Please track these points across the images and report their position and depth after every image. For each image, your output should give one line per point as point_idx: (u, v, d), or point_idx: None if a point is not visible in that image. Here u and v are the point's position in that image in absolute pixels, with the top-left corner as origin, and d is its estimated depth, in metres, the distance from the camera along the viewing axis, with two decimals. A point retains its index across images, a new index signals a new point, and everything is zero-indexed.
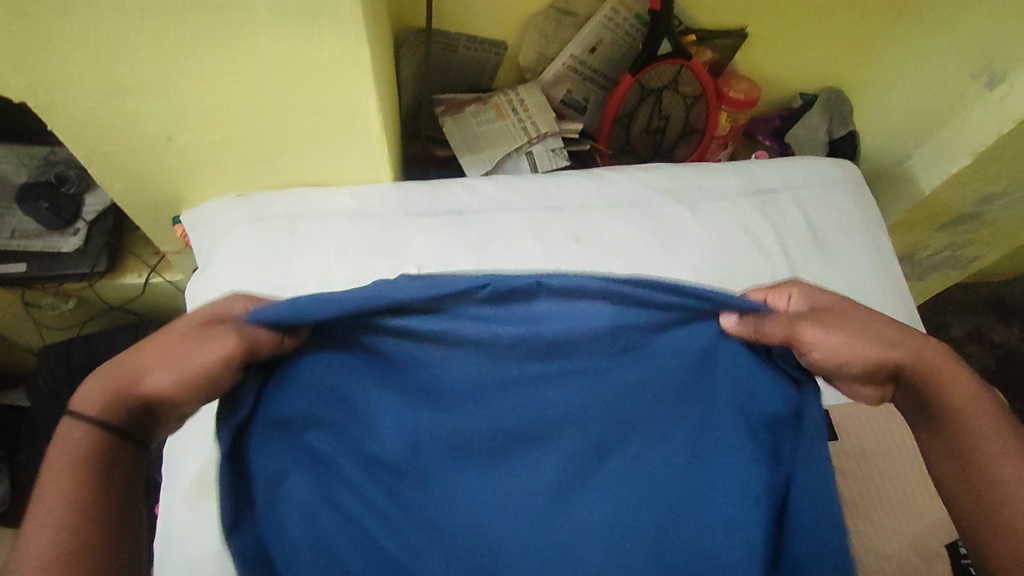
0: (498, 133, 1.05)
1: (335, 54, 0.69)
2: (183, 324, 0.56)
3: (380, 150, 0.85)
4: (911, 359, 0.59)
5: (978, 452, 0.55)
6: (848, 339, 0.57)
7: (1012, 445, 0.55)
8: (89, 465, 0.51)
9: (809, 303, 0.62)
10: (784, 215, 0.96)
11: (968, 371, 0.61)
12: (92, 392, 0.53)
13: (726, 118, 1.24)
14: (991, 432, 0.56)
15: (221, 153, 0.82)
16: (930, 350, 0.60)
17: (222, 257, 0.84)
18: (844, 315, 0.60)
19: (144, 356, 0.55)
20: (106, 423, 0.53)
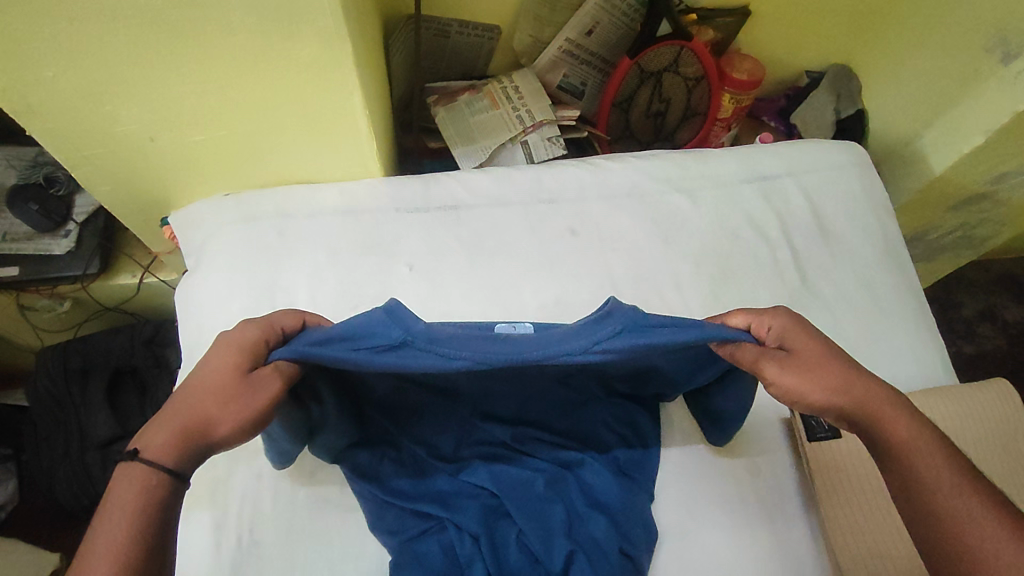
0: (492, 122, 1.01)
1: (314, 49, 0.66)
2: (214, 368, 0.56)
3: (368, 146, 0.83)
4: (857, 403, 0.58)
5: (923, 485, 0.53)
6: (809, 381, 0.59)
7: (956, 480, 0.53)
8: (157, 504, 0.50)
9: (781, 337, 0.62)
10: (787, 202, 0.93)
11: (915, 411, 0.58)
12: (150, 441, 0.53)
13: (729, 99, 1.19)
14: (935, 466, 0.54)
15: (205, 153, 0.80)
16: (877, 390, 0.58)
17: (210, 256, 0.83)
18: (818, 347, 0.61)
19: (188, 405, 0.55)
20: (180, 470, 0.52)
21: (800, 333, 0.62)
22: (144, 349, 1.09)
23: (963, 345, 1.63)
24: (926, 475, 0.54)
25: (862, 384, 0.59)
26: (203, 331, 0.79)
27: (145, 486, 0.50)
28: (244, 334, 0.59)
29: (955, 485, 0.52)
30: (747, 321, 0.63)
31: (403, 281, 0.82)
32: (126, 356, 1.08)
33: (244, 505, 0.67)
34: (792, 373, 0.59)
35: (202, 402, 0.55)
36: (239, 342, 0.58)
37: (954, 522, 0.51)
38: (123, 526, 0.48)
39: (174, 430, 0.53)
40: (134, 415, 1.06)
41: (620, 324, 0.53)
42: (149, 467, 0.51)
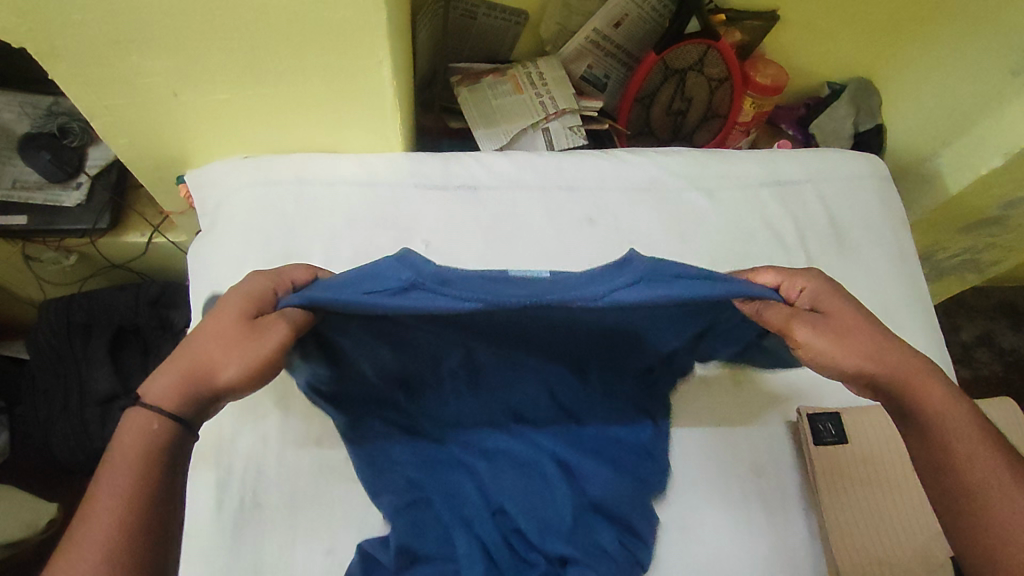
0: (514, 106, 1.00)
1: (349, 15, 0.66)
2: (221, 317, 0.58)
3: (393, 119, 0.82)
4: (891, 373, 0.61)
5: (950, 451, 0.59)
6: (838, 343, 0.61)
7: (991, 461, 0.58)
8: (156, 453, 0.52)
9: (815, 299, 0.65)
10: (804, 208, 0.93)
11: (946, 381, 0.63)
12: (156, 387, 0.55)
13: (750, 104, 1.20)
14: (969, 445, 0.59)
15: (227, 113, 0.79)
16: (911, 362, 0.62)
17: (226, 216, 0.83)
18: (848, 311, 0.64)
19: (191, 357, 0.57)
20: (183, 415, 0.54)
21: (826, 296, 0.65)
22: (148, 308, 1.08)
23: (958, 368, 1.64)
24: (952, 448, 0.59)
25: (900, 355, 0.62)
26: (215, 291, 0.78)
27: (150, 428, 0.53)
28: (252, 289, 0.60)
29: (968, 446, 0.59)
30: (777, 278, 0.67)
31: (418, 256, 0.82)
32: (130, 315, 1.07)
33: (248, 466, 0.66)
34: (824, 333, 0.60)
35: (213, 350, 0.56)
36: (247, 296, 0.59)
37: (969, 482, 0.57)
38: (126, 477, 0.50)
39: (180, 378, 0.56)
40: (136, 374, 1.06)
41: (635, 275, 0.53)
42: (154, 411, 0.53)
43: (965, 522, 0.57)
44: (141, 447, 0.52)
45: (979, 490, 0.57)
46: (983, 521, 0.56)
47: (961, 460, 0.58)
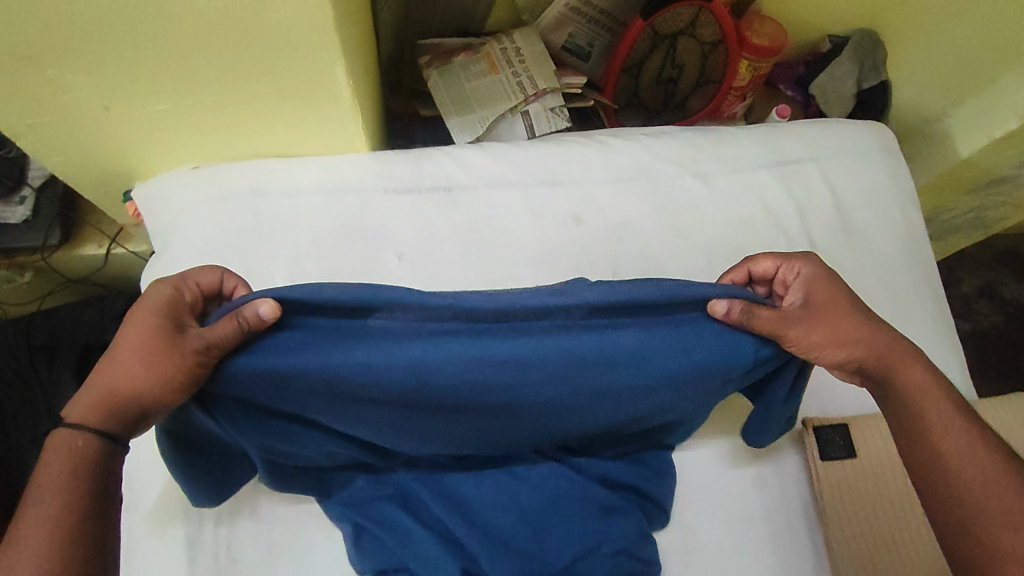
0: (489, 88, 0.91)
1: (291, 15, 0.57)
2: (134, 329, 0.54)
3: (355, 120, 0.74)
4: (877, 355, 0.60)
5: (944, 451, 0.57)
6: (830, 330, 0.59)
7: (983, 457, 0.55)
8: (84, 467, 0.51)
9: (805, 290, 0.62)
10: (807, 191, 0.86)
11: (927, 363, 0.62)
12: (78, 406, 0.54)
13: (746, 67, 1.10)
14: (958, 436, 0.57)
15: (168, 124, 0.71)
16: (896, 344, 0.61)
17: (180, 238, 0.76)
18: (837, 296, 0.61)
19: (106, 373, 0.54)
20: (103, 431, 0.53)
21: (823, 294, 0.61)
22: (114, 324, 1.05)
23: (959, 322, 1.61)
24: (945, 442, 0.57)
25: (881, 331, 0.61)
26: None
27: (75, 446, 0.52)
28: (149, 305, 0.55)
29: (966, 443, 0.56)
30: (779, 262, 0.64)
31: (391, 271, 0.76)
32: (96, 331, 1.04)
33: (220, 518, 0.63)
34: (806, 329, 0.56)
35: (130, 364, 0.53)
36: (146, 313, 0.55)
37: (969, 478, 0.55)
38: (50, 492, 0.49)
39: (97, 399, 0.53)
40: None
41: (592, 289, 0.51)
42: (75, 432, 0.52)
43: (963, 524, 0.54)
44: (68, 465, 0.51)
45: (971, 486, 0.54)
46: (975, 522, 0.53)
47: (959, 459, 0.56)
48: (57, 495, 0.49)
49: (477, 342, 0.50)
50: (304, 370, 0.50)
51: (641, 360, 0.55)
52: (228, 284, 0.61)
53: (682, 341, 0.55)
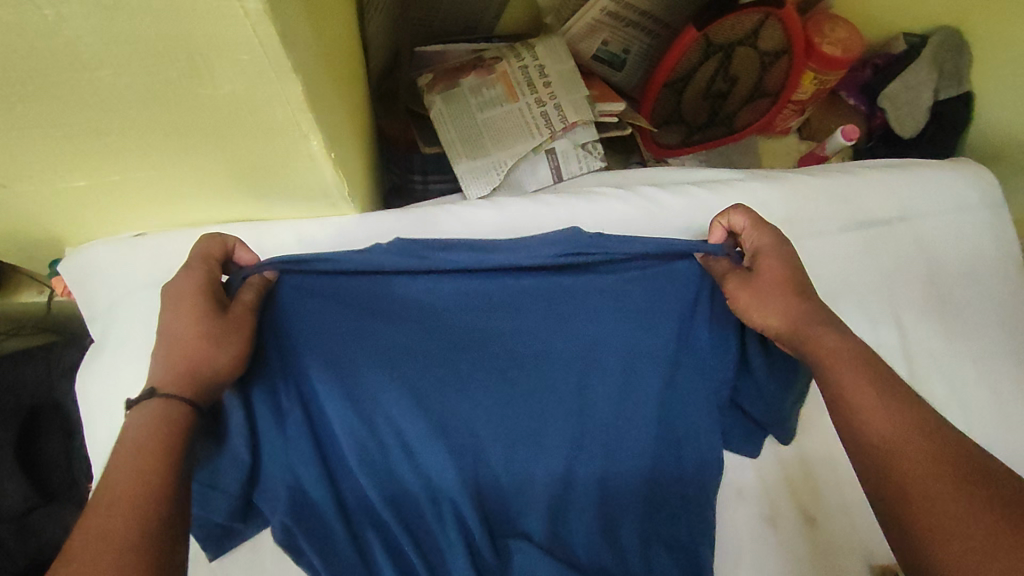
0: (507, 121, 0.73)
1: (237, 89, 0.40)
2: (177, 290, 0.49)
3: (339, 189, 0.57)
4: (795, 324, 0.50)
5: (881, 446, 0.42)
6: (780, 297, 0.52)
7: (927, 444, 0.41)
8: (173, 436, 0.43)
9: (756, 252, 0.56)
10: (895, 260, 0.70)
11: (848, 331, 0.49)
12: (148, 386, 0.45)
13: (811, 80, 0.92)
14: (882, 420, 0.43)
15: (92, 197, 0.54)
16: (818, 312, 0.50)
17: (121, 332, 0.61)
18: (785, 271, 0.53)
19: (164, 352, 0.47)
20: (182, 399, 0.45)
21: (779, 258, 0.54)
22: (63, 381, 0.90)
23: None
24: (874, 432, 0.43)
25: (813, 302, 0.51)
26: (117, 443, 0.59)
27: (159, 413, 0.43)
28: (189, 279, 0.49)
29: (897, 419, 0.43)
30: (746, 224, 0.58)
31: None
32: (44, 391, 0.88)
33: None
34: (748, 296, 0.53)
35: (192, 324, 0.47)
36: (191, 285, 0.49)
37: (907, 471, 0.41)
38: (131, 475, 0.39)
39: (171, 368, 0.46)
40: (56, 469, 0.87)
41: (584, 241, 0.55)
42: (157, 405, 0.43)
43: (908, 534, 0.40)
44: (152, 435, 0.42)
45: (917, 486, 0.40)
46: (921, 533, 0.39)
47: (897, 454, 0.41)
48: (145, 464, 0.40)
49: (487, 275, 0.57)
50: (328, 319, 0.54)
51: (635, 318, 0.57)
52: (239, 254, 0.55)
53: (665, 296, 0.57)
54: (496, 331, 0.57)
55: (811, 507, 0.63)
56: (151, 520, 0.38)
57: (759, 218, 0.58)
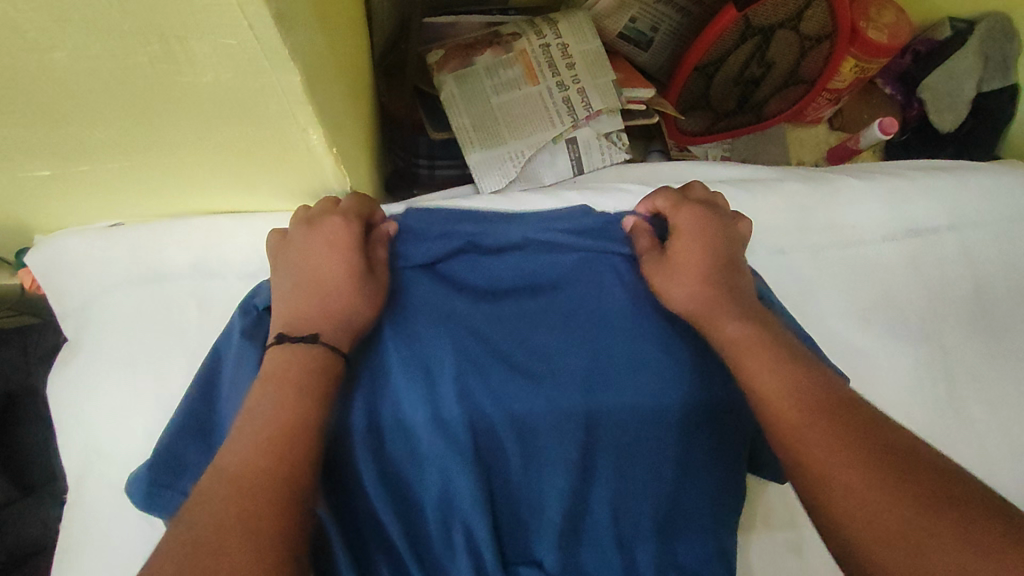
0: (526, 107, 0.66)
1: (223, 79, 0.34)
2: (324, 237, 0.48)
3: (341, 184, 0.51)
4: (697, 300, 0.48)
5: (764, 406, 0.40)
6: (689, 273, 0.49)
7: (814, 395, 0.39)
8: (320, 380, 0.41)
9: (672, 232, 0.53)
10: (939, 272, 0.65)
11: (756, 312, 0.46)
12: (303, 329, 0.44)
13: (851, 67, 0.85)
14: (776, 380, 0.40)
15: (60, 186, 0.48)
16: (723, 289, 0.48)
17: (97, 333, 0.55)
18: (697, 249, 0.50)
19: (311, 299, 0.45)
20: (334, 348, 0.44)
21: (694, 235, 0.51)
22: (42, 365, 0.83)
23: None
24: (761, 396, 0.40)
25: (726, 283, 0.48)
26: (92, 456, 0.53)
27: (307, 358, 0.42)
28: (339, 229, 0.48)
29: (789, 378, 0.40)
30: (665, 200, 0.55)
31: None
32: (23, 375, 0.82)
33: None
34: (657, 275, 0.51)
35: (347, 270, 0.47)
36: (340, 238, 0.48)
37: (784, 421, 0.39)
38: (295, 419, 0.38)
39: (323, 310, 0.45)
40: (35, 459, 0.81)
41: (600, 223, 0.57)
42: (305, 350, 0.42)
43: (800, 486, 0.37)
44: (298, 376, 0.40)
45: (801, 438, 0.37)
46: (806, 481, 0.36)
47: (783, 411, 0.39)
48: (298, 412, 0.39)
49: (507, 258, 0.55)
50: None
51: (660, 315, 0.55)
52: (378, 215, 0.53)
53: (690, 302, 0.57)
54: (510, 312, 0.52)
55: None
56: (307, 459, 0.37)
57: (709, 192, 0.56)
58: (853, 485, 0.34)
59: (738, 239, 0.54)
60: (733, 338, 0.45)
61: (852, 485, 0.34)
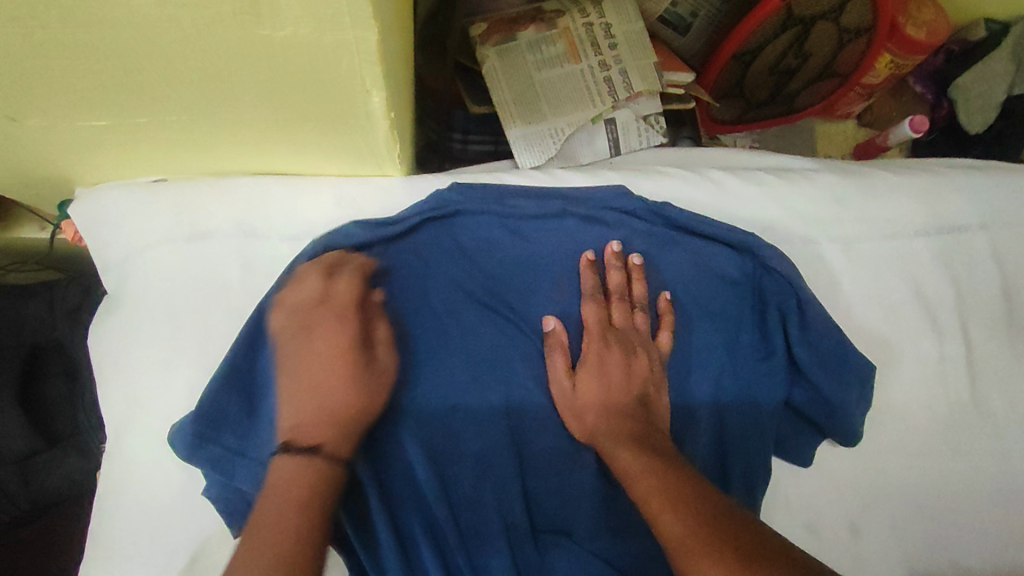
0: (567, 85, 0.66)
1: (300, 33, 0.34)
2: (317, 340, 0.48)
3: (390, 150, 0.52)
4: (602, 425, 0.51)
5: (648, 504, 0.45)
6: (602, 395, 0.52)
7: (678, 494, 0.44)
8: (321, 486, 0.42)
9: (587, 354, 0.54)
10: (969, 269, 0.66)
11: (653, 431, 0.51)
12: (307, 438, 0.44)
13: (886, 63, 0.85)
14: (650, 481, 0.46)
15: (112, 138, 0.48)
16: (623, 408, 0.52)
17: (138, 288, 0.56)
18: (608, 387, 0.53)
19: (313, 398, 0.46)
20: (341, 453, 0.44)
21: (606, 374, 0.53)
22: (65, 320, 0.84)
23: None
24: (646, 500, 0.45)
25: (636, 419, 0.52)
26: (133, 407, 0.54)
27: (312, 467, 0.43)
28: (337, 332, 0.48)
29: (664, 483, 0.45)
30: (590, 303, 0.56)
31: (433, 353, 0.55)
32: (46, 329, 0.83)
33: None
34: (558, 387, 0.54)
35: (329, 376, 0.46)
36: (330, 332, 0.48)
37: (665, 527, 0.43)
38: (285, 530, 0.39)
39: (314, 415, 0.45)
40: (60, 409, 0.82)
41: (635, 204, 0.59)
42: (309, 459, 0.43)
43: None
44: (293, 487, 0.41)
45: (682, 548, 0.41)
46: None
47: (663, 519, 0.43)
48: (298, 519, 0.40)
49: (535, 241, 0.58)
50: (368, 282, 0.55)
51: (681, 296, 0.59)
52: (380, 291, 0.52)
53: (723, 283, 0.60)
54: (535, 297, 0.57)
55: (857, 517, 0.60)
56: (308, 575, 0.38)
57: (630, 270, 0.58)
58: None
59: (648, 340, 0.55)
60: (617, 453, 0.49)
61: None
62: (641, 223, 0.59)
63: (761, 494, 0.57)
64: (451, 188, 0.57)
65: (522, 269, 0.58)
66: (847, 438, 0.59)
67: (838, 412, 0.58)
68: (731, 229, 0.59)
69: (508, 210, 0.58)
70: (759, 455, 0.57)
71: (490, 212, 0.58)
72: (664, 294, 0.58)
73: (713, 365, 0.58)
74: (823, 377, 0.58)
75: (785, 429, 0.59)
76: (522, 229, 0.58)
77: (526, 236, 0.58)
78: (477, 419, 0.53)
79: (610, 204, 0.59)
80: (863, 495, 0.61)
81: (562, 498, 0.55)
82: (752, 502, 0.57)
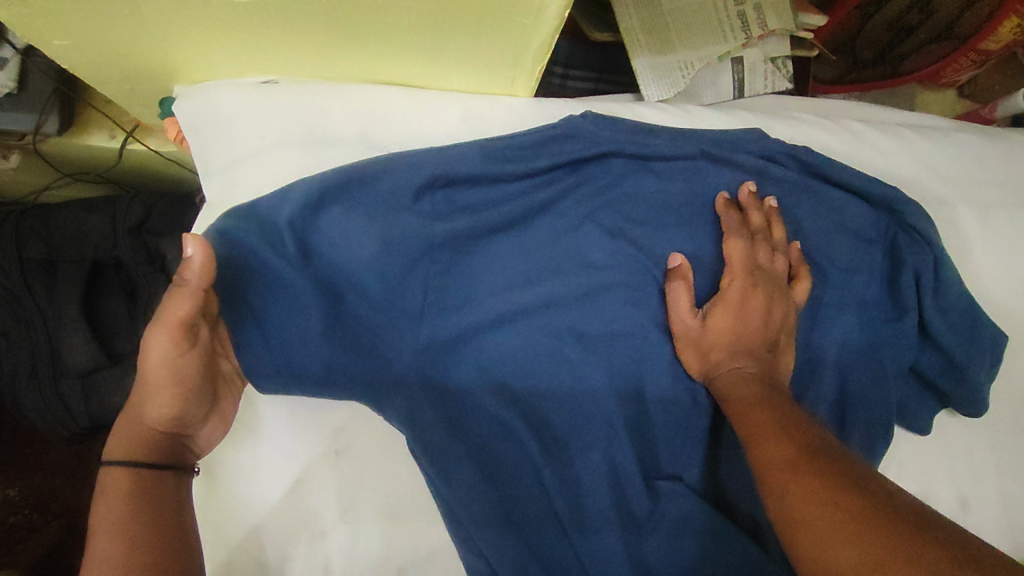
0: (699, 18, 0.62)
1: None
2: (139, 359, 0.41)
3: (536, 61, 0.49)
4: (728, 361, 0.50)
5: (745, 429, 0.45)
6: (733, 334, 0.51)
7: (782, 422, 0.44)
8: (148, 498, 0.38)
9: (722, 291, 0.52)
10: None
11: (771, 373, 0.50)
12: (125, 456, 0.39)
13: (1013, 26, 0.75)
14: (755, 411, 0.46)
15: (246, 22, 0.44)
16: (754, 349, 0.51)
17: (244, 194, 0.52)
18: (739, 328, 0.51)
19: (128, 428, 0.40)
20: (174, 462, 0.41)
21: (738, 311, 0.51)
22: (128, 236, 0.73)
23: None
24: (745, 426, 0.45)
25: (764, 357, 0.51)
26: None
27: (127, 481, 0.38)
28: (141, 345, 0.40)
29: (769, 416, 0.45)
30: (732, 239, 0.53)
31: (554, 279, 0.53)
32: (107, 245, 0.73)
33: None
34: (686, 318, 0.52)
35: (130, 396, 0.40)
36: (176, 320, 0.38)
37: (759, 444, 0.43)
38: None
39: (132, 430, 0.40)
40: (121, 329, 0.74)
41: (772, 146, 0.57)
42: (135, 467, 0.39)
43: (776, 497, 0.39)
44: (115, 506, 0.37)
45: (773, 458, 0.41)
46: (784, 492, 0.39)
47: (761, 440, 0.43)
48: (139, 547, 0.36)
49: (665, 176, 0.56)
50: (483, 198, 0.52)
51: (810, 246, 0.57)
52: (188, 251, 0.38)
53: (856, 234, 0.57)
54: (663, 236, 0.55)
55: (969, 490, 0.58)
56: None
57: (772, 213, 0.55)
58: (805, 495, 0.37)
59: (784, 287, 0.53)
60: (732, 391, 0.49)
61: (803, 494, 0.37)
62: (781, 170, 0.57)
63: (880, 456, 0.55)
64: (586, 117, 0.54)
65: (653, 205, 0.55)
66: (974, 406, 0.56)
67: (970, 380, 0.55)
68: (874, 182, 0.57)
69: (643, 147, 0.54)
70: (882, 416, 0.55)
71: (625, 151, 0.55)
72: (795, 243, 0.56)
73: (841, 322, 0.56)
74: (956, 342, 0.55)
75: (904, 392, 0.57)
76: (655, 165, 0.56)
77: (659, 171, 0.56)
78: (589, 350, 0.53)
79: (747, 146, 0.56)
80: (974, 467, 0.59)
81: (676, 439, 0.54)
82: (868, 463, 0.54)
